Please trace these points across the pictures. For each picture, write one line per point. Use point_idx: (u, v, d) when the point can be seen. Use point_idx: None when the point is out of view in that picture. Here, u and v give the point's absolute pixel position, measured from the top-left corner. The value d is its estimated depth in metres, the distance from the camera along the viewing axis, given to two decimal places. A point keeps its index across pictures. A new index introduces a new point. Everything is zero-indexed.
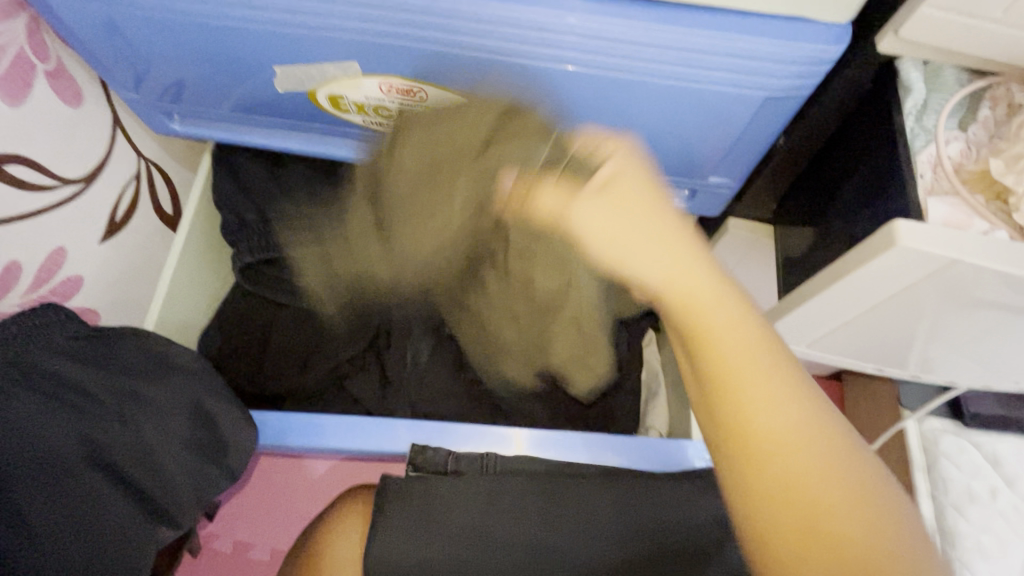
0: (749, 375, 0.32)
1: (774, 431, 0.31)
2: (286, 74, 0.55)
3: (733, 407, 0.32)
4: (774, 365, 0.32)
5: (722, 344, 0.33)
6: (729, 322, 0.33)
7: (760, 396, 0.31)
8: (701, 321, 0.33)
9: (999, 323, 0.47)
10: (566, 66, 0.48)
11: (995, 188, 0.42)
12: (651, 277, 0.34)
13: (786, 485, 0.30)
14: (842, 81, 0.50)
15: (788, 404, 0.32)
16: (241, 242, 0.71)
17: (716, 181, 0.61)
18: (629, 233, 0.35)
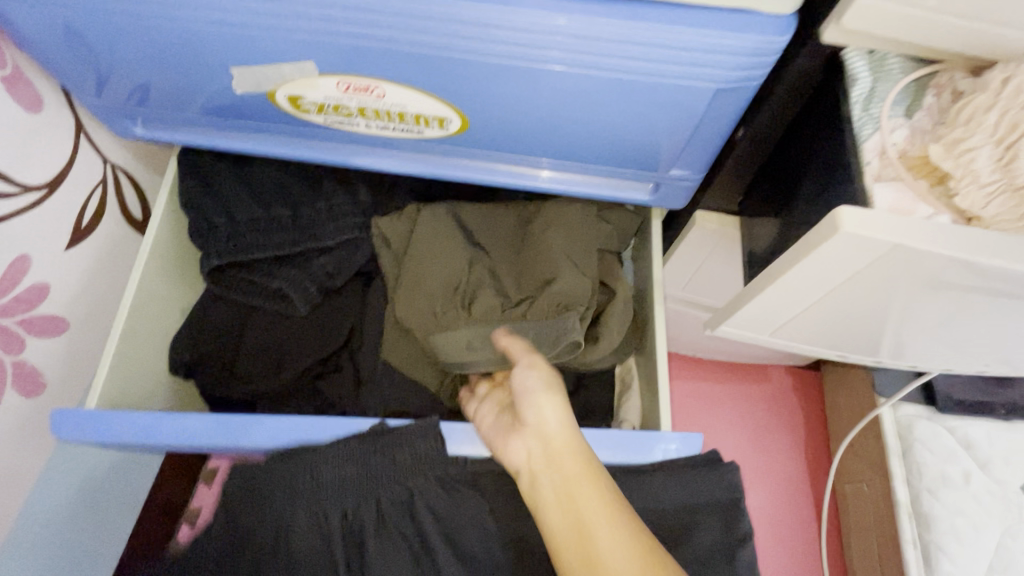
0: (596, 510, 0.47)
1: (598, 537, 0.46)
2: (243, 75, 0.55)
3: (561, 501, 0.49)
4: (608, 502, 0.48)
5: (557, 447, 0.52)
6: (560, 432, 0.53)
7: (592, 514, 0.47)
8: (559, 458, 0.51)
9: (952, 306, 0.48)
10: (553, 66, 0.49)
11: (937, 174, 0.42)
12: (546, 420, 0.54)
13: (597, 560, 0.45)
14: (793, 73, 0.50)
15: (609, 514, 0.47)
16: (208, 246, 0.71)
17: (678, 173, 0.61)
18: (541, 401, 0.55)
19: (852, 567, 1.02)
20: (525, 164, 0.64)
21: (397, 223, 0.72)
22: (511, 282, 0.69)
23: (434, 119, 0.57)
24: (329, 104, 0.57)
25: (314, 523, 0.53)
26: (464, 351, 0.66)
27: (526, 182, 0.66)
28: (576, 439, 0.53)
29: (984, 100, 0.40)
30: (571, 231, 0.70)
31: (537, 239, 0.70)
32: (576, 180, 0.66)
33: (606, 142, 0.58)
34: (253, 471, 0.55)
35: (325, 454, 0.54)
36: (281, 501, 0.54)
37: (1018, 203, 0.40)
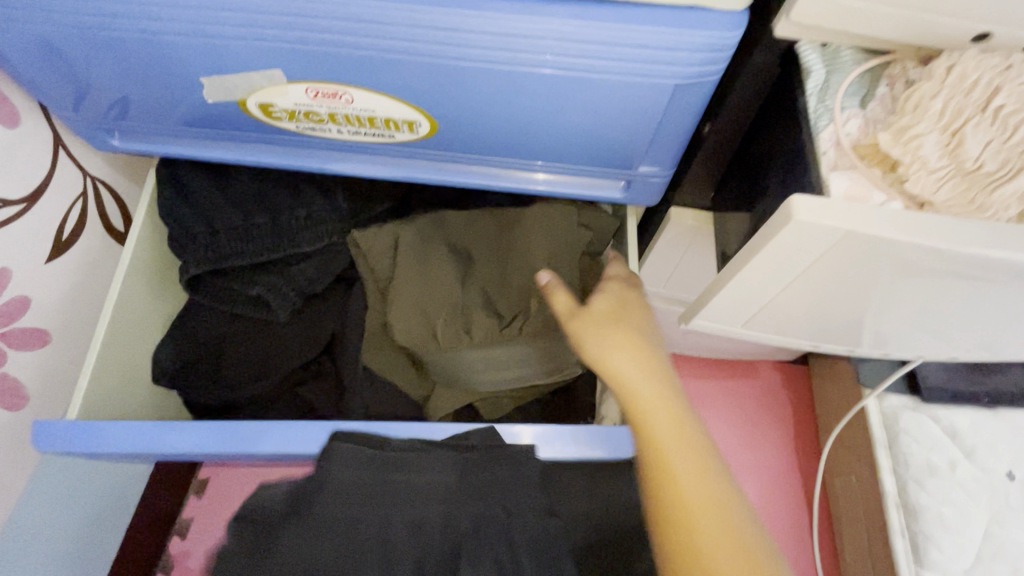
0: (677, 447, 0.46)
1: (682, 481, 0.45)
2: (213, 84, 0.56)
3: (653, 444, 0.47)
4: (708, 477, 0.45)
5: (640, 391, 0.50)
6: (642, 374, 0.50)
7: (691, 483, 0.44)
8: (658, 430, 0.47)
9: (917, 293, 0.48)
10: (546, 69, 0.50)
11: (888, 161, 0.43)
12: (633, 378, 0.50)
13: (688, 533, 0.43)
14: (751, 68, 0.52)
15: (706, 492, 0.44)
16: (187, 255, 0.71)
17: (647, 170, 0.62)
18: (626, 351, 0.52)
19: (845, 561, 1.02)
20: (520, 168, 0.65)
21: (382, 237, 0.71)
22: (501, 299, 0.68)
23: (403, 123, 0.58)
24: (300, 110, 0.58)
25: (378, 538, 0.43)
26: (461, 372, 0.68)
27: (522, 185, 0.66)
28: (671, 404, 0.49)
29: (930, 88, 0.41)
30: (558, 247, 0.69)
31: (521, 251, 0.70)
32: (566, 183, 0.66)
33: (574, 140, 0.58)
34: (360, 476, 0.47)
35: (389, 467, 0.49)
36: (334, 507, 0.45)
37: (965, 188, 0.41)
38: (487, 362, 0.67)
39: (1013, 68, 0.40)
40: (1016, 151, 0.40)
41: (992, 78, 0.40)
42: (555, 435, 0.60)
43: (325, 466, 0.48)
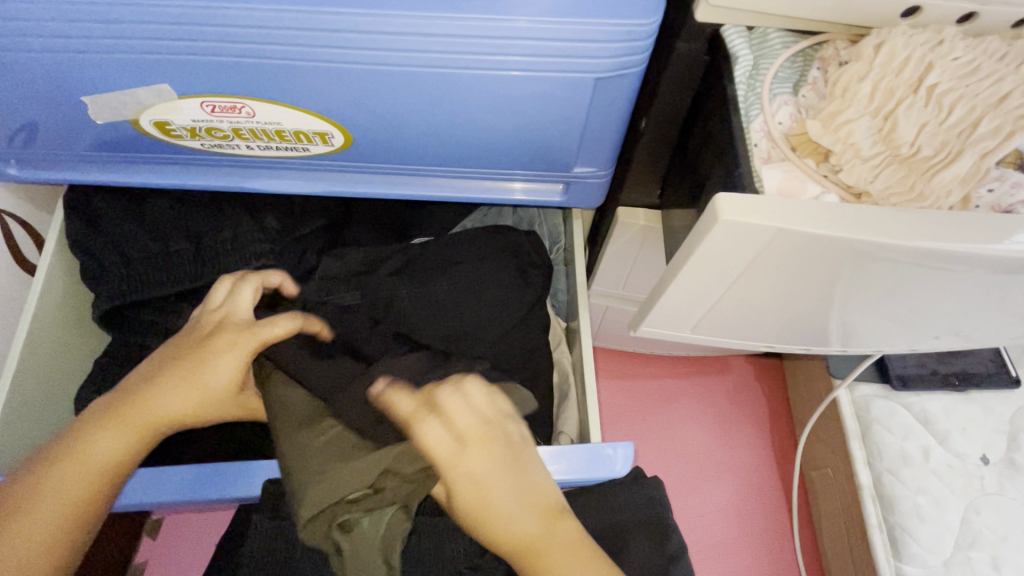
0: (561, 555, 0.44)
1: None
2: (98, 104, 0.51)
3: (533, 557, 0.44)
4: (575, 539, 0.45)
5: (490, 498, 0.45)
6: (484, 467, 0.46)
7: (571, 561, 0.44)
8: (528, 534, 0.45)
9: (868, 286, 0.45)
10: (512, 71, 0.46)
11: (822, 150, 0.40)
12: (493, 494, 0.45)
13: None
14: (678, 56, 0.48)
15: (579, 553, 0.45)
16: (101, 288, 0.66)
17: (584, 170, 0.58)
18: (481, 468, 0.46)
19: (827, 556, 0.99)
20: (502, 176, 0.60)
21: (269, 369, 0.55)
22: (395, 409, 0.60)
23: (315, 134, 0.54)
24: (201, 127, 0.53)
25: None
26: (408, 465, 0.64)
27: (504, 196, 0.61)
28: (528, 500, 0.46)
29: (859, 70, 0.39)
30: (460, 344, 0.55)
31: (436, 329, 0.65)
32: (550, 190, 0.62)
33: (504, 142, 0.54)
34: (282, 537, 0.53)
35: None
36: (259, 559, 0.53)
37: (903, 174, 0.38)
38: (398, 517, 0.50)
39: (944, 44, 0.38)
40: (951, 133, 0.38)
41: (922, 54, 0.38)
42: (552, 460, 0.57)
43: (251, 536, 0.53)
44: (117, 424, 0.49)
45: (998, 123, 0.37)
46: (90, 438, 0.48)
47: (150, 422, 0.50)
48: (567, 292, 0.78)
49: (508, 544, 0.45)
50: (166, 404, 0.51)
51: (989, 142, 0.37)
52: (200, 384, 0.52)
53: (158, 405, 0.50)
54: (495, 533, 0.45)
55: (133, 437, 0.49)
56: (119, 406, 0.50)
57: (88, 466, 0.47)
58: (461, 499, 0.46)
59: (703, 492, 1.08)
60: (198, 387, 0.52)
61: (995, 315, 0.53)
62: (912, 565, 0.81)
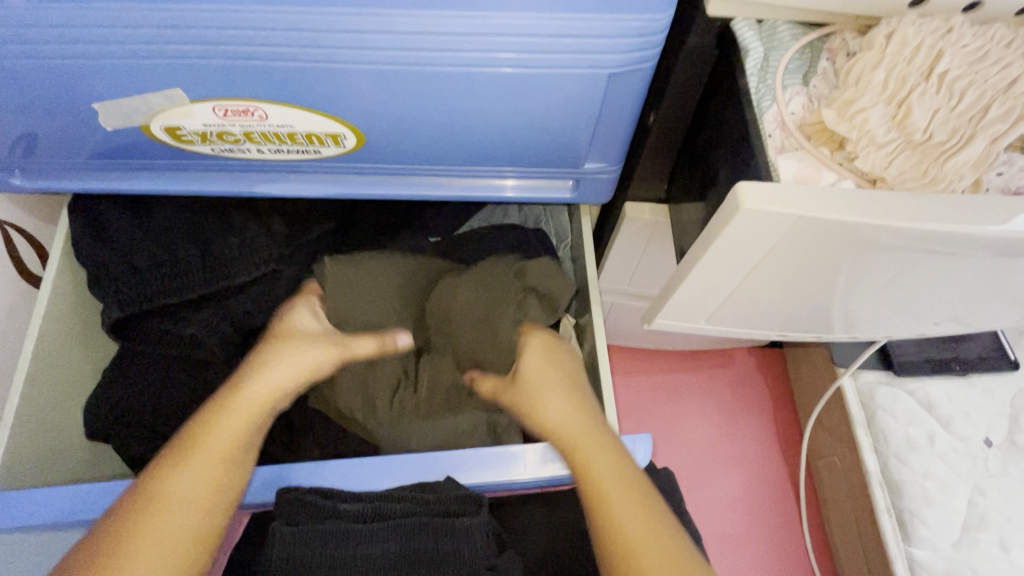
0: (597, 455, 0.52)
1: (598, 477, 0.50)
2: (108, 110, 0.50)
3: (575, 450, 0.53)
4: (628, 487, 0.49)
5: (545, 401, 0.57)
6: (542, 373, 0.60)
7: (617, 496, 0.48)
8: (590, 459, 0.51)
9: (879, 273, 0.46)
10: (501, 68, 0.47)
11: (837, 138, 0.41)
12: (568, 423, 0.55)
13: (618, 538, 0.46)
14: (688, 50, 0.49)
15: (628, 494, 0.48)
16: (109, 297, 0.65)
17: (594, 166, 0.59)
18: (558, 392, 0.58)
19: (836, 545, 1.00)
20: (489, 175, 0.60)
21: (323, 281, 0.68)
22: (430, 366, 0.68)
23: (327, 136, 0.54)
24: (212, 131, 0.53)
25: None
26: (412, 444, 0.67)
27: (492, 195, 0.62)
28: (599, 438, 0.53)
29: (872, 58, 0.40)
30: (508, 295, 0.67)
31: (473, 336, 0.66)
32: (544, 187, 0.62)
33: (518, 142, 0.55)
34: (302, 542, 0.51)
35: (357, 528, 0.53)
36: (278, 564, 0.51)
37: (917, 160, 0.39)
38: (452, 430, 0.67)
39: (953, 32, 0.39)
40: (963, 119, 0.38)
41: (933, 42, 0.39)
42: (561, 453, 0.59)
43: (271, 543, 0.51)
44: (188, 460, 0.48)
45: (1008, 107, 0.38)
46: (166, 481, 0.47)
47: (223, 443, 0.50)
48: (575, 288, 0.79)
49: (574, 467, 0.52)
50: (234, 426, 0.51)
51: (999, 127, 0.38)
52: (261, 390, 0.54)
53: (222, 431, 0.50)
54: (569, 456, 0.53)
55: (209, 478, 0.48)
56: (192, 441, 0.49)
57: (181, 501, 0.46)
58: (544, 425, 0.56)
59: (712, 485, 1.09)
60: (258, 400, 0.53)
61: (1001, 298, 0.54)
62: (922, 548, 0.82)
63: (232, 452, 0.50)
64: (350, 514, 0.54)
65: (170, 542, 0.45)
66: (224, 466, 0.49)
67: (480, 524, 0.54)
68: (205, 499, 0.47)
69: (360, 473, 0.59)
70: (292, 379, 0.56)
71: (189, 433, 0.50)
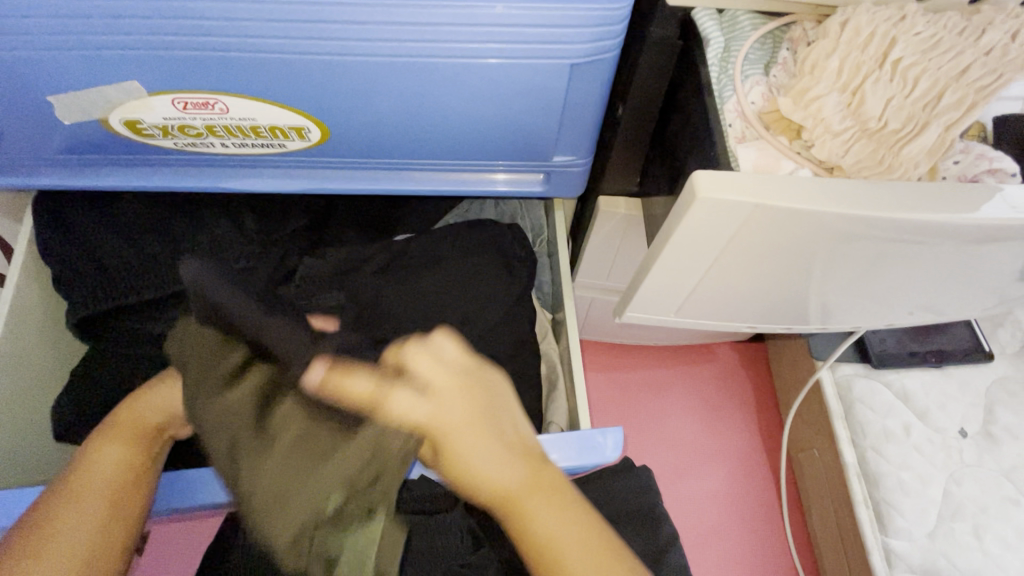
0: (549, 510, 0.38)
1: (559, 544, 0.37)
2: (64, 104, 0.49)
3: (517, 512, 0.38)
4: (536, 471, 0.39)
5: (478, 449, 0.39)
6: (468, 412, 0.40)
7: (531, 493, 0.38)
8: (542, 517, 0.38)
9: (844, 262, 0.46)
10: (490, 59, 0.46)
11: (795, 127, 0.41)
12: (449, 414, 0.40)
13: (549, 551, 0.37)
14: (651, 41, 0.49)
15: (544, 489, 0.39)
16: (74, 296, 0.64)
17: (564, 159, 0.59)
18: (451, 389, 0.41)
19: (817, 537, 1.01)
20: (476, 169, 0.60)
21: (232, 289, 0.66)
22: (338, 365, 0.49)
23: (291, 130, 0.53)
24: (173, 125, 0.52)
25: None
26: None
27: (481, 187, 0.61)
28: (480, 416, 0.40)
29: (826, 47, 0.40)
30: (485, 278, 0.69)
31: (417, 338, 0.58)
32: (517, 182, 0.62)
33: (486, 134, 0.54)
34: None
35: None
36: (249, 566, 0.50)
37: (873, 148, 0.39)
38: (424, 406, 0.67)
39: (905, 20, 0.39)
40: (917, 106, 0.39)
41: (886, 30, 0.39)
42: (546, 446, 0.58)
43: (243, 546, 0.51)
44: (107, 442, 0.49)
45: (961, 94, 0.38)
46: (57, 512, 0.44)
47: (115, 471, 0.48)
48: (552, 283, 0.78)
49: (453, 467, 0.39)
50: (124, 453, 0.49)
51: (952, 114, 0.38)
52: (152, 415, 0.52)
53: (107, 462, 0.48)
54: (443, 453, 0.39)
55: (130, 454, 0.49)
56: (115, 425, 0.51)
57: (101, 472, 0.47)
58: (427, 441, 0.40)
59: (694, 480, 1.09)
60: (150, 426, 0.52)
61: (967, 286, 0.54)
62: (899, 539, 0.83)
63: (143, 437, 0.51)
64: None
65: (87, 511, 0.45)
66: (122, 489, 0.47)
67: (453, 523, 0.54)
68: (123, 473, 0.48)
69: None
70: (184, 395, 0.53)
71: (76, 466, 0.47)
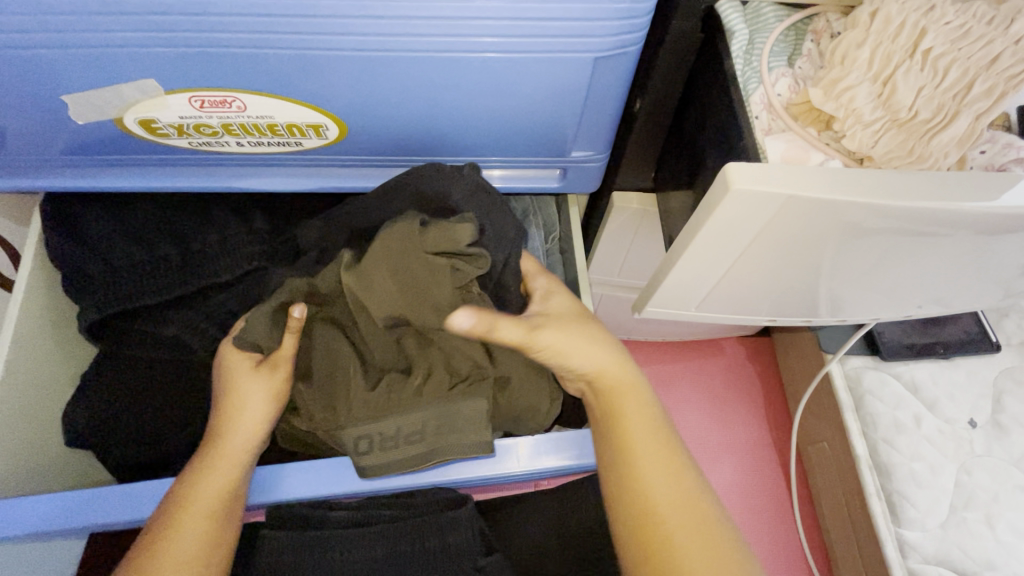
0: (635, 413, 0.51)
1: (642, 448, 0.49)
2: (78, 103, 0.49)
3: (616, 421, 0.51)
4: (660, 438, 0.50)
5: (607, 372, 0.52)
6: (620, 374, 0.52)
7: (651, 454, 0.49)
8: (623, 408, 0.51)
9: (874, 253, 0.45)
10: (486, 54, 0.46)
11: (822, 118, 0.42)
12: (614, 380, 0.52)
13: (633, 454, 0.49)
14: (674, 34, 0.49)
15: (666, 458, 0.49)
16: (85, 299, 0.63)
17: (582, 154, 0.58)
18: (585, 353, 0.52)
19: (827, 530, 1.01)
20: (473, 165, 0.60)
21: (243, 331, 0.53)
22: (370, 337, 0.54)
23: (308, 128, 0.53)
24: (189, 124, 0.52)
25: None
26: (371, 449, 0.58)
27: None
28: (639, 389, 0.53)
29: (856, 37, 0.41)
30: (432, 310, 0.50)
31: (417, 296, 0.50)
32: (522, 177, 0.61)
33: (505, 130, 0.54)
34: (291, 549, 0.51)
35: (350, 533, 0.53)
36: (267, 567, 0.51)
37: (903, 138, 0.40)
38: (422, 457, 0.54)
39: (935, 9, 0.39)
40: (947, 95, 0.39)
41: (916, 20, 0.40)
42: (553, 444, 0.58)
43: (261, 551, 0.51)
44: (179, 518, 0.49)
45: (991, 84, 0.38)
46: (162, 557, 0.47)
47: (206, 507, 0.50)
48: (565, 280, 0.77)
49: (612, 420, 0.51)
50: (217, 481, 0.51)
51: (982, 104, 0.38)
52: (239, 441, 0.53)
53: (187, 539, 0.48)
54: (610, 408, 0.52)
55: (206, 523, 0.49)
56: (184, 488, 0.50)
57: (182, 548, 0.48)
58: (597, 392, 0.53)
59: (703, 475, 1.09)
60: (236, 455, 0.53)
61: (987, 272, 0.53)
62: (911, 529, 0.83)
63: (221, 503, 0.50)
64: (339, 520, 0.54)
65: None
66: (217, 517, 0.50)
67: (468, 519, 0.53)
68: (202, 547, 0.48)
69: (334, 475, 0.56)
70: (265, 413, 0.54)
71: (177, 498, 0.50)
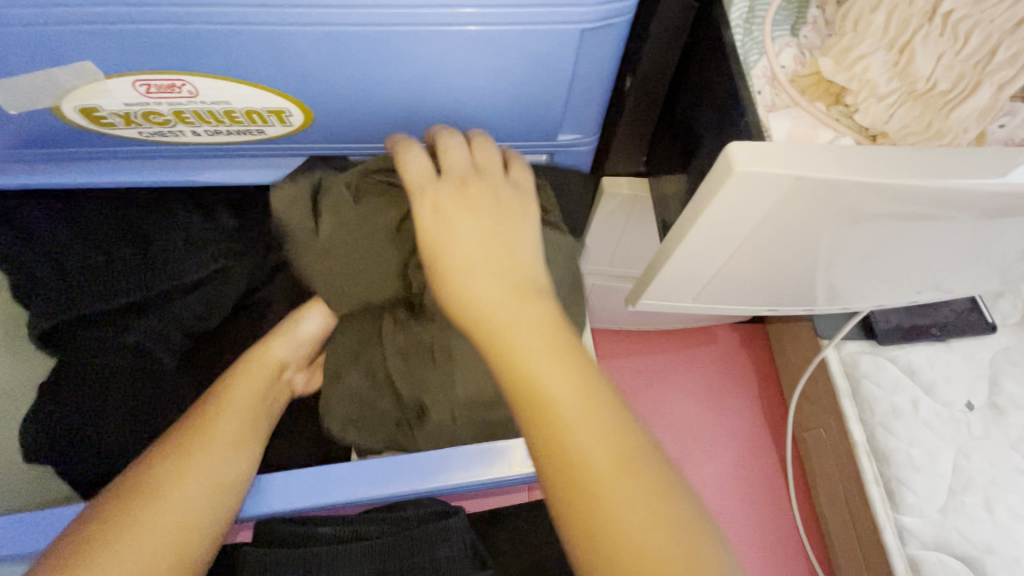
0: (529, 344, 0.38)
1: (542, 379, 0.36)
2: (8, 90, 0.43)
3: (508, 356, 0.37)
4: (560, 369, 0.37)
5: (484, 299, 0.39)
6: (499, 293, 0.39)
7: (555, 399, 0.36)
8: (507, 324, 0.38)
9: (885, 238, 0.42)
10: (466, 27, 0.42)
11: (831, 91, 0.40)
12: (507, 319, 0.38)
13: (529, 394, 0.36)
14: (668, 4, 0.45)
15: (573, 397, 0.36)
16: (36, 306, 0.58)
17: (569, 138, 0.55)
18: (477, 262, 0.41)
19: (824, 517, 1.00)
20: None
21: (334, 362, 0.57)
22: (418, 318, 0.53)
23: (270, 114, 0.48)
24: (136, 112, 0.47)
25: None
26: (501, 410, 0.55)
27: None
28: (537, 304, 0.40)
29: (869, 1, 0.39)
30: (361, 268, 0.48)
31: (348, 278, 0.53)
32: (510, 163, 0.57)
33: (486, 112, 0.50)
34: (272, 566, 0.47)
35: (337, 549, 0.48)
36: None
37: (919, 112, 0.38)
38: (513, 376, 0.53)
39: None
40: (969, 64, 0.37)
41: None
42: None
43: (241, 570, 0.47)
44: (212, 432, 0.47)
45: (1016, 50, 0.36)
46: (185, 467, 0.44)
47: (238, 425, 0.49)
48: None
49: (510, 376, 0.37)
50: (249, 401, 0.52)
51: (1007, 72, 0.36)
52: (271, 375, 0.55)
53: (217, 456, 0.46)
54: (498, 360, 0.37)
55: (237, 443, 0.48)
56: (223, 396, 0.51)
57: (213, 462, 0.46)
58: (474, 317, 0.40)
59: (701, 465, 1.07)
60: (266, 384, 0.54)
61: (989, 257, 0.51)
62: (910, 515, 0.80)
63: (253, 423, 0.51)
64: (325, 537, 0.50)
65: (193, 508, 0.43)
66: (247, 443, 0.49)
67: (460, 527, 0.50)
68: (229, 473, 0.46)
69: (311, 488, 0.53)
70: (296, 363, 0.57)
71: (194, 421, 0.48)
